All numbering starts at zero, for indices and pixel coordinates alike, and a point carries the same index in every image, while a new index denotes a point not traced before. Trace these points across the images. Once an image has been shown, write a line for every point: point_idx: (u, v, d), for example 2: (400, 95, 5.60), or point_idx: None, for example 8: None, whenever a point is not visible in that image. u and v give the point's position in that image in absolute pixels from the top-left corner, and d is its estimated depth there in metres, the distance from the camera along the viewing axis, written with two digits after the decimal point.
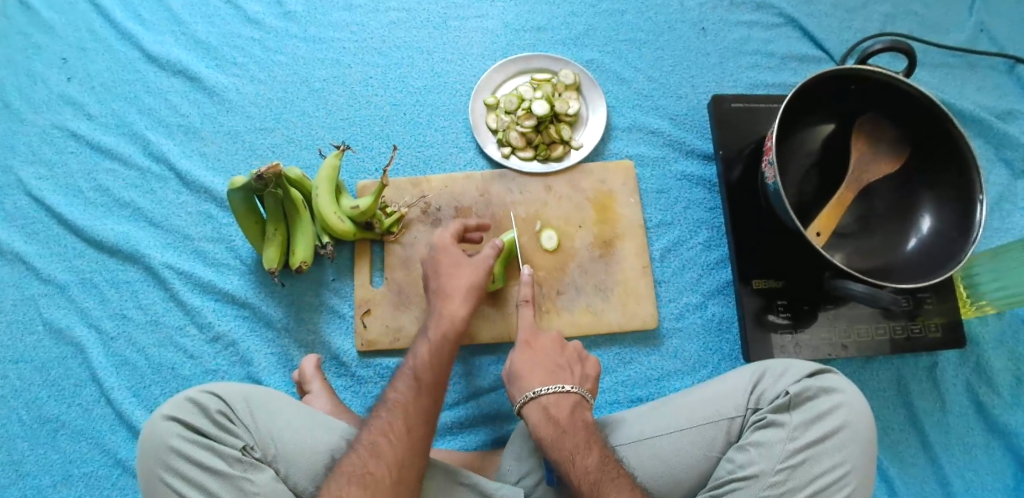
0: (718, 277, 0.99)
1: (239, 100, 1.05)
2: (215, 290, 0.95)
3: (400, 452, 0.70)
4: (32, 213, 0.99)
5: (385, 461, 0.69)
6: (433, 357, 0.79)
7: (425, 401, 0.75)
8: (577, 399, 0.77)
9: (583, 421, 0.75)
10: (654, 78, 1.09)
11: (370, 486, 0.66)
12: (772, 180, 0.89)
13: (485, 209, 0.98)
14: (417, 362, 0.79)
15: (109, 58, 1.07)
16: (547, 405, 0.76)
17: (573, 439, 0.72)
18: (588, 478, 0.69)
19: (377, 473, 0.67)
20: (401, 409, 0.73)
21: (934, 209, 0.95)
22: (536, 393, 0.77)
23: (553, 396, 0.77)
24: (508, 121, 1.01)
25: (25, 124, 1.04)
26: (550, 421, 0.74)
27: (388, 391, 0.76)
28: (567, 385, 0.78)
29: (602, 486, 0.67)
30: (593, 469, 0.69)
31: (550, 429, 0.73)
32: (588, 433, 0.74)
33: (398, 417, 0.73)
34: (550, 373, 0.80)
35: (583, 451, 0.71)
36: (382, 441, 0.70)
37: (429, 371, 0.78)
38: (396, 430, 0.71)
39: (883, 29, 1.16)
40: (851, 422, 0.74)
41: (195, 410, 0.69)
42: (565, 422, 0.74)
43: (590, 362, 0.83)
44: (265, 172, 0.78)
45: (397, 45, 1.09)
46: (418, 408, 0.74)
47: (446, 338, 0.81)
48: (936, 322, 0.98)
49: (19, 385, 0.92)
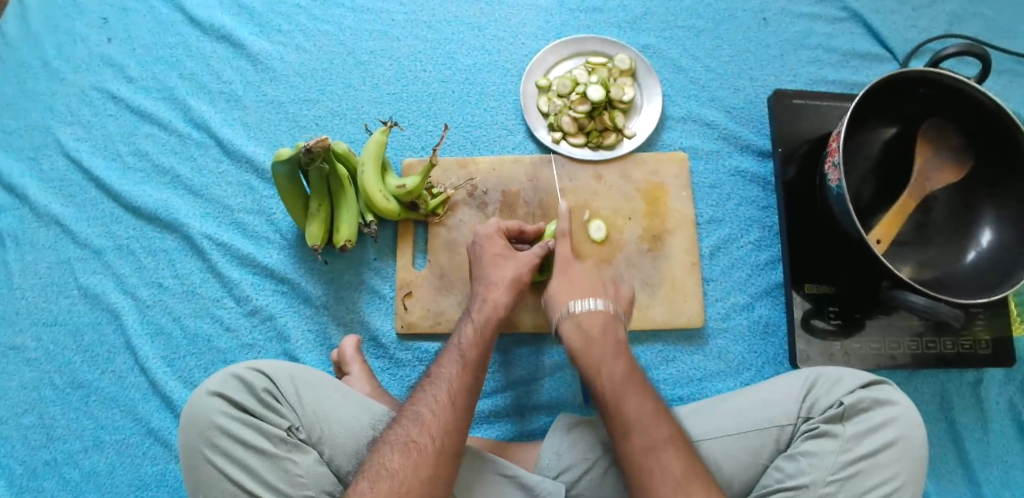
0: (768, 278, 0.96)
1: (283, 70, 1.02)
2: (254, 264, 0.93)
3: (446, 422, 0.67)
4: (69, 175, 0.97)
5: (429, 430, 0.67)
6: (479, 336, 0.76)
7: (471, 379, 0.72)
8: (610, 316, 0.78)
9: (616, 337, 0.77)
10: (711, 68, 1.05)
11: (415, 455, 0.64)
12: (836, 183, 0.85)
13: (532, 195, 0.95)
14: (462, 341, 0.76)
15: (150, 19, 1.04)
16: (579, 319, 0.78)
17: (601, 350, 0.75)
18: (612, 385, 0.72)
19: (420, 441, 0.66)
20: (447, 383, 0.71)
21: (995, 223, 0.92)
22: (573, 309, 0.79)
23: (587, 312, 0.78)
24: (560, 105, 0.98)
25: (64, 83, 1.01)
26: (583, 333, 0.77)
27: (434, 366, 0.74)
28: (601, 301, 0.79)
29: (623, 393, 0.71)
30: (620, 379, 0.72)
31: (581, 340, 0.77)
32: (617, 345, 0.76)
33: (444, 390, 0.70)
34: (584, 290, 0.81)
35: (611, 360, 0.74)
36: (426, 410, 0.68)
37: (475, 350, 0.75)
38: (440, 402, 0.69)
39: (949, 30, 1.11)
40: (905, 436, 0.72)
41: (241, 386, 0.67)
42: (598, 335, 0.77)
43: (624, 288, 0.85)
44: (313, 146, 0.75)
45: (447, 20, 1.05)
46: (464, 384, 0.71)
47: (491, 321, 0.78)
48: (987, 339, 0.95)
49: (54, 348, 0.91)
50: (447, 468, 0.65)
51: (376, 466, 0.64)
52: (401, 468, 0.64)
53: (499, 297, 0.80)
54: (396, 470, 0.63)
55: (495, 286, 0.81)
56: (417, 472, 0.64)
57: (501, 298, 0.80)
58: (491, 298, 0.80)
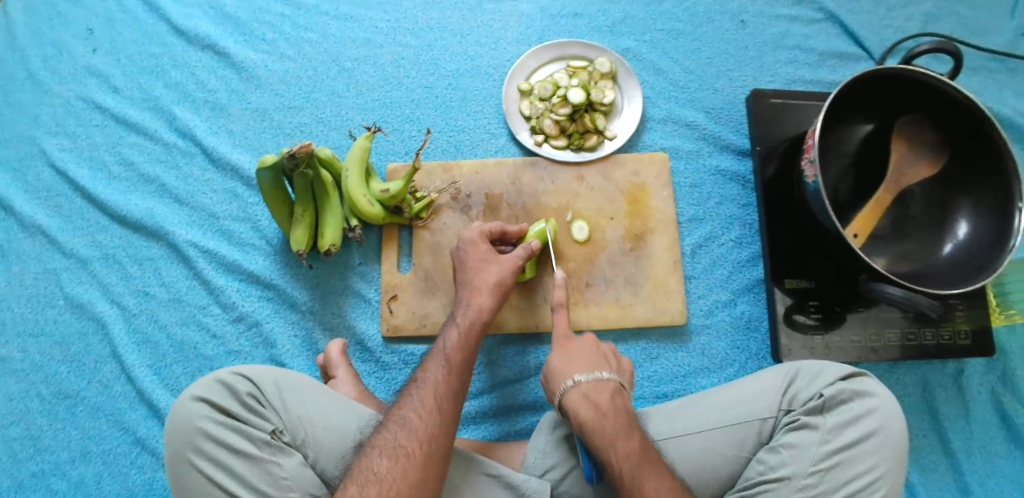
0: (750, 275, 0.98)
1: (268, 78, 1.03)
2: (240, 270, 0.93)
3: (431, 426, 0.68)
4: (55, 186, 0.98)
5: (415, 433, 0.67)
6: (463, 340, 0.77)
7: (455, 382, 0.73)
8: (617, 385, 0.75)
9: (624, 407, 0.74)
10: (691, 70, 1.07)
11: (402, 459, 0.65)
12: (813, 179, 0.86)
13: (515, 198, 0.96)
14: (447, 345, 0.77)
15: (135, 30, 1.05)
16: (586, 391, 0.73)
17: (613, 426, 0.70)
18: (630, 462, 0.68)
19: (408, 446, 0.66)
20: (432, 386, 0.72)
21: (971, 216, 0.93)
22: (576, 381, 0.74)
23: (592, 383, 0.74)
24: (542, 108, 0.99)
25: (50, 94, 1.02)
26: (593, 407, 0.72)
27: (419, 371, 0.75)
28: (607, 373, 0.76)
29: (643, 474, 0.68)
30: (634, 456, 0.69)
31: (592, 414, 0.71)
32: (629, 419, 0.73)
33: (429, 394, 0.71)
34: (589, 363, 0.77)
35: (624, 436, 0.70)
36: (412, 415, 0.69)
37: (459, 353, 0.76)
38: (426, 406, 0.70)
39: (923, 28, 1.14)
40: (885, 426, 0.73)
41: (225, 391, 0.68)
42: (607, 408, 0.72)
43: (624, 358, 0.81)
44: (297, 152, 0.76)
45: (430, 26, 1.06)
46: (449, 387, 0.72)
47: (475, 325, 0.79)
48: (966, 329, 0.97)
49: (40, 359, 0.91)
50: (434, 471, 0.66)
51: (363, 470, 0.64)
52: (389, 473, 0.64)
53: (482, 301, 0.81)
54: (383, 474, 0.64)
55: (478, 290, 0.82)
56: (404, 475, 0.64)
57: (484, 302, 0.81)
58: (475, 303, 0.81)
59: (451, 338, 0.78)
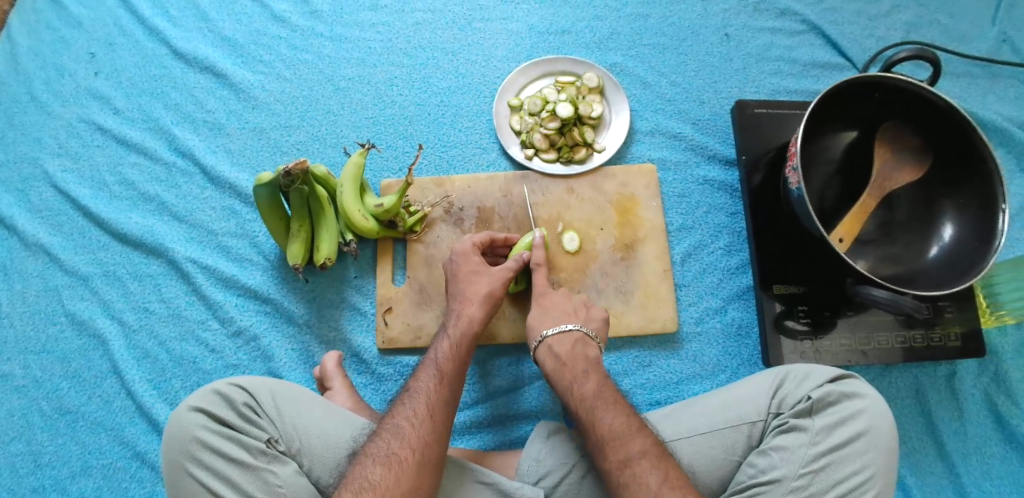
0: (739, 282, 0.99)
1: (265, 98, 1.06)
2: (238, 285, 0.95)
3: (424, 434, 0.69)
4: (57, 205, 1.00)
5: (408, 442, 0.69)
6: (454, 350, 0.79)
7: (448, 391, 0.75)
8: (581, 336, 0.84)
9: (584, 354, 0.82)
10: (677, 83, 1.09)
11: (395, 467, 0.66)
12: (797, 186, 0.88)
13: (507, 210, 0.98)
14: (440, 355, 0.79)
15: (136, 53, 1.08)
16: (551, 344, 0.83)
17: (571, 371, 0.80)
18: (585, 402, 0.76)
19: (401, 454, 0.68)
20: (425, 396, 0.73)
21: (957, 218, 0.95)
22: (545, 334, 0.84)
23: (557, 336, 0.83)
24: (531, 122, 1.01)
25: (53, 117, 1.05)
26: (554, 357, 0.82)
27: (412, 381, 0.76)
28: (572, 324, 0.84)
29: (597, 409, 0.75)
30: (591, 397, 0.77)
31: (556, 364, 0.81)
32: (590, 365, 0.81)
33: (422, 403, 0.72)
34: (557, 316, 0.86)
35: (581, 380, 0.79)
36: (405, 424, 0.70)
37: (451, 363, 0.77)
38: (419, 415, 0.71)
39: (905, 38, 1.16)
40: (873, 426, 0.74)
41: (221, 401, 0.69)
42: (567, 357, 0.81)
43: (597, 308, 0.88)
44: (293, 169, 0.78)
45: (422, 46, 1.09)
46: (441, 396, 0.74)
47: (467, 335, 0.80)
48: (956, 331, 0.98)
49: (42, 375, 0.92)
50: (427, 479, 0.67)
51: (357, 478, 0.66)
52: (382, 480, 0.65)
53: (473, 312, 0.83)
54: (376, 481, 0.65)
55: (470, 301, 0.84)
56: (397, 482, 0.65)
57: (476, 312, 0.83)
58: (467, 313, 0.82)
59: (443, 348, 0.80)
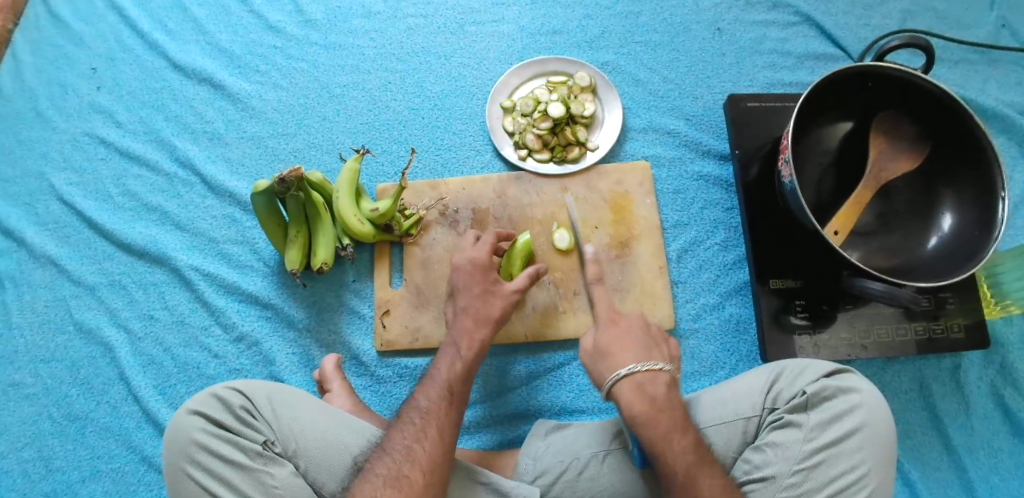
0: (736, 277, 0.99)
1: (262, 107, 1.08)
2: (239, 291, 0.97)
3: (434, 457, 0.70)
4: (63, 218, 1.03)
5: (419, 465, 0.69)
6: (461, 368, 0.80)
7: (455, 410, 0.76)
8: (671, 377, 0.77)
9: (678, 401, 0.76)
10: (670, 79, 1.09)
11: (405, 488, 0.67)
12: (789, 179, 0.88)
13: (502, 211, 0.99)
14: (447, 374, 0.79)
15: (136, 67, 1.11)
16: (639, 382, 0.75)
17: (669, 420, 0.73)
18: (685, 458, 0.71)
19: (410, 476, 0.68)
20: (435, 417, 0.74)
21: (956, 207, 0.94)
22: (627, 371, 0.76)
23: (648, 374, 0.76)
24: (524, 123, 1.02)
25: (58, 131, 1.07)
26: (647, 399, 0.74)
27: (417, 399, 0.76)
28: (660, 363, 0.78)
29: (696, 469, 0.70)
30: (690, 454, 0.71)
31: (647, 408, 0.73)
32: (682, 412, 0.75)
33: (432, 424, 0.73)
34: (641, 352, 0.79)
35: (679, 432, 0.72)
36: (416, 445, 0.71)
37: (459, 383, 0.78)
38: (429, 436, 0.72)
39: (901, 26, 1.15)
40: (869, 421, 0.74)
41: (219, 405, 0.71)
42: (661, 402, 0.74)
43: (673, 342, 0.84)
44: (287, 176, 0.79)
45: (415, 51, 1.10)
46: (451, 416, 0.75)
47: (474, 356, 0.81)
48: (960, 322, 0.97)
49: (51, 383, 0.95)
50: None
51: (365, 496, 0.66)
52: None
53: (480, 333, 0.83)
54: None
55: (477, 320, 0.84)
56: None
57: (481, 333, 0.84)
58: (473, 333, 0.83)
59: (450, 367, 0.80)
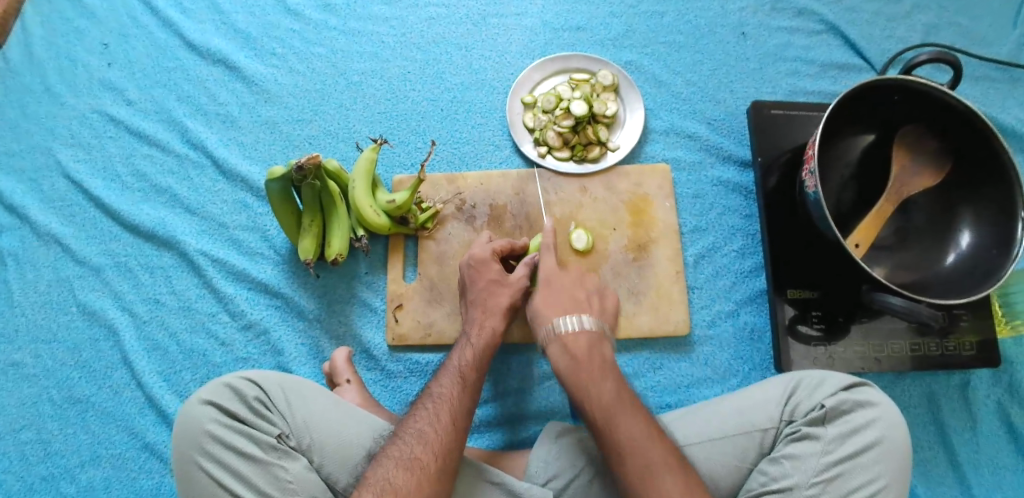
0: (752, 285, 0.98)
1: (277, 91, 1.05)
2: (248, 279, 0.95)
3: (446, 441, 0.69)
4: (70, 196, 1.00)
5: (431, 448, 0.68)
6: (477, 359, 0.79)
7: (469, 398, 0.74)
8: (596, 335, 0.81)
9: (600, 354, 0.79)
10: (692, 82, 1.08)
11: (418, 472, 0.66)
12: (814, 190, 0.87)
13: (519, 208, 0.97)
14: (462, 361, 0.78)
15: (148, 45, 1.08)
16: (567, 341, 0.79)
17: (588, 371, 0.76)
18: (603, 406, 0.72)
19: (423, 458, 0.67)
20: (447, 402, 0.72)
21: (975, 226, 0.94)
22: (559, 329, 0.80)
23: (573, 333, 0.80)
24: (545, 120, 1.00)
25: (66, 107, 1.05)
26: (569, 355, 0.78)
27: (432, 385, 0.76)
28: (585, 318, 0.81)
29: (616, 412, 0.72)
30: (611, 399, 0.73)
31: (569, 362, 0.78)
32: (605, 364, 0.78)
33: (445, 409, 0.72)
34: (568, 310, 0.83)
35: (599, 381, 0.75)
36: (428, 428, 0.70)
37: (473, 370, 0.77)
38: (441, 420, 0.70)
39: (925, 40, 1.14)
40: (887, 436, 0.73)
41: (232, 395, 0.69)
42: (583, 357, 0.78)
43: (608, 299, 0.87)
44: (305, 163, 0.77)
45: (435, 41, 1.08)
46: (463, 403, 0.73)
47: (489, 344, 0.81)
48: (971, 340, 0.96)
49: (52, 364, 0.93)
50: (446, 486, 0.67)
51: (377, 481, 0.65)
52: (404, 485, 0.65)
53: (497, 323, 0.83)
54: (397, 486, 0.64)
55: (493, 309, 0.84)
56: (420, 488, 0.65)
57: (497, 321, 0.83)
58: (489, 321, 0.83)
59: (466, 356, 0.79)
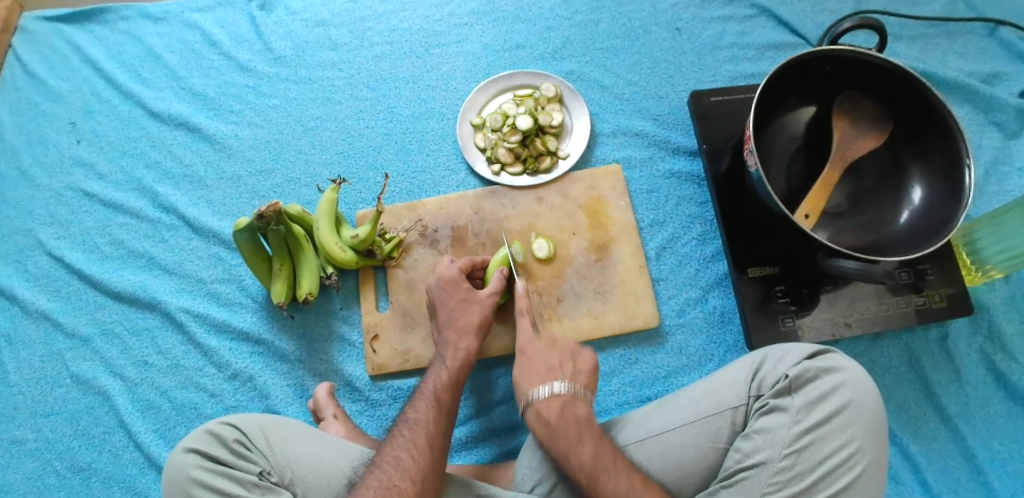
0: (716, 269, 1.01)
1: (239, 146, 1.10)
2: (230, 329, 0.99)
3: (422, 465, 0.71)
4: (55, 272, 1.05)
5: (408, 473, 0.70)
6: (451, 380, 0.81)
7: (443, 421, 0.76)
8: (571, 395, 0.78)
9: (575, 415, 0.76)
10: (634, 82, 1.12)
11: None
12: (754, 169, 0.90)
13: (480, 226, 1.01)
14: (436, 385, 0.81)
15: (114, 118, 1.13)
16: (541, 407, 0.78)
17: (565, 435, 0.74)
18: (585, 470, 0.71)
19: (401, 484, 0.69)
20: (420, 427, 0.75)
21: (924, 181, 0.95)
22: (537, 396, 0.78)
23: (546, 399, 0.78)
24: (495, 138, 1.04)
25: (42, 188, 1.10)
26: (544, 422, 0.76)
27: (405, 410, 0.78)
28: (558, 384, 0.79)
29: (597, 476, 0.70)
30: (589, 461, 0.72)
31: (545, 429, 0.76)
32: (582, 425, 0.75)
33: (420, 433, 0.74)
34: (542, 376, 0.81)
35: (577, 444, 0.73)
36: (405, 454, 0.72)
37: (447, 393, 0.79)
38: (417, 446, 0.72)
39: (857, 8, 1.17)
40: (855, 399, 0.75)
41: (214, 441, 0.72)
42: (558, 421, 0.76)
43: (583, 358, 0.84)
44: (266, 211, 0.81)
45: (384, 77, 1.13)
46: (439, 426, 0.75)
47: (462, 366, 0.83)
48: (942, 292, 0.97)
49: (52, 436, 0.96)
50: None
51: None
52: None
53: (467, 346, 0.85)
54: None
55: (458, 327, 0.87)
56: None
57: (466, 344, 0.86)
58: (454, 342, 0.86)
59: (434, 379, 0.82)
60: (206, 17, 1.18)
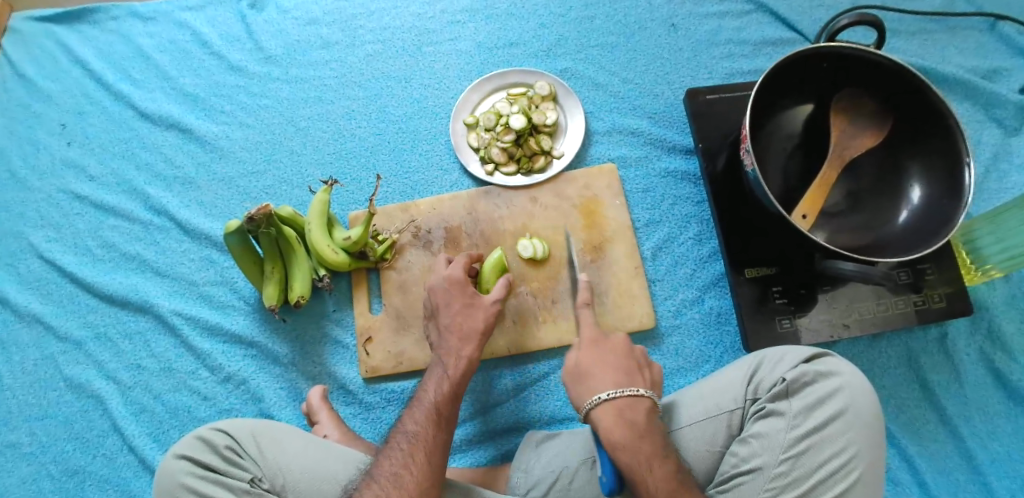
0: (713, 270, 1.00)
1: (231, 147, 1.09)
2: (223, 332, 0.98)
3: (419, 480, 0.69)
4: (47, 275, 1.04)
5: (406, 490, 0.68)
6: (451, 390, 0.79)
7: (443, 433, 0.75)
8: (653, 404, 0.74)
9: (659, 426, 0.72)
10: (629, 80, 1.10)
11: None
12: (751, 168, 0.89)
13: (473, 227, 1.00)
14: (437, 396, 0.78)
15: (104, 119, 1.12)
16: (618, 409, 0.72)
17: (648, 447, 0.69)
18: (668, 486, 0.67)
19: None
20: (419, 441, 0.72)
21: (923, 179, 0.94)
22: (603, 398, 0.73)
23: (626, 400, 0.73)
24: (488, 138, 1.03)
25: (33, 191, 1.09)
26: (626, 426, 0.71)
27: (403, 420, 0.76)
28: (641, 389, 0.74)
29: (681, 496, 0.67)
30: (671, 479, 0.68)
31: (625, 433, 0.70)
32: (661, 438, 0.71)
33: (420, 448, 0.72)
34: (621, 378, 0.76)
35: (659, 459, 0.69)
36: (404, 471, 0.69)
37: (447, 405, 0.77)
38: (416, 462, 0.70)
39: (855, 3, 1.16)
40: (853, 404, 0.74)
41: (204, 447, 0.72)
42: (643, 428, 0.71)
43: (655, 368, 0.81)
44: (256, 214, 0.80)
45: (376, 76, 1.12)
46: (439, 440, 0.73)
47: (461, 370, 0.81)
48: (941, 292, 0.96)
49: (46, 440, 0.96)
50: None
51: None
52: None
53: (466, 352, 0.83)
54: None
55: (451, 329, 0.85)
56: None
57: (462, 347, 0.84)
58: (451, 348, 0.83)
59: (430, 386, 0.80)
60: (196, 17, 1.17)
